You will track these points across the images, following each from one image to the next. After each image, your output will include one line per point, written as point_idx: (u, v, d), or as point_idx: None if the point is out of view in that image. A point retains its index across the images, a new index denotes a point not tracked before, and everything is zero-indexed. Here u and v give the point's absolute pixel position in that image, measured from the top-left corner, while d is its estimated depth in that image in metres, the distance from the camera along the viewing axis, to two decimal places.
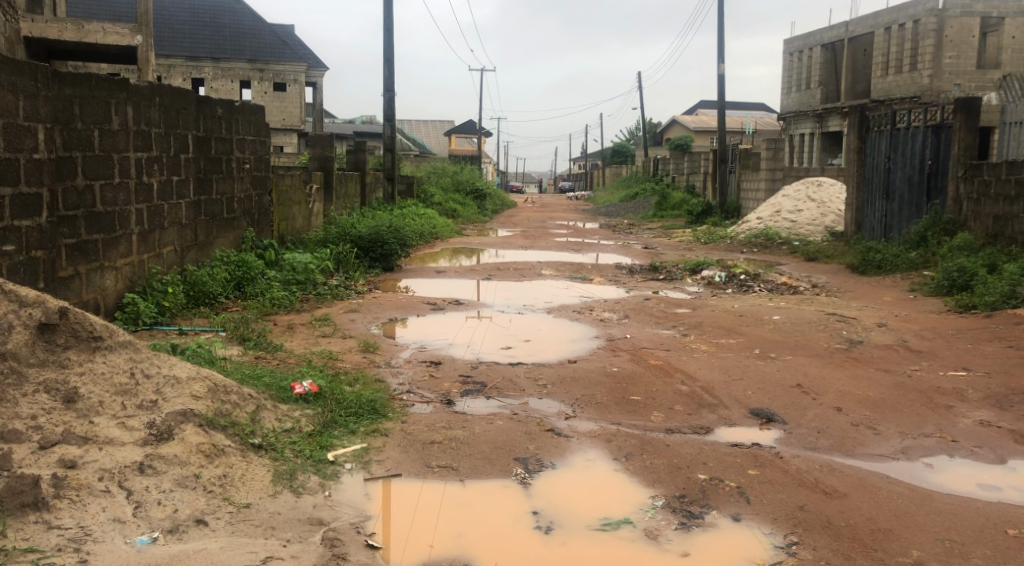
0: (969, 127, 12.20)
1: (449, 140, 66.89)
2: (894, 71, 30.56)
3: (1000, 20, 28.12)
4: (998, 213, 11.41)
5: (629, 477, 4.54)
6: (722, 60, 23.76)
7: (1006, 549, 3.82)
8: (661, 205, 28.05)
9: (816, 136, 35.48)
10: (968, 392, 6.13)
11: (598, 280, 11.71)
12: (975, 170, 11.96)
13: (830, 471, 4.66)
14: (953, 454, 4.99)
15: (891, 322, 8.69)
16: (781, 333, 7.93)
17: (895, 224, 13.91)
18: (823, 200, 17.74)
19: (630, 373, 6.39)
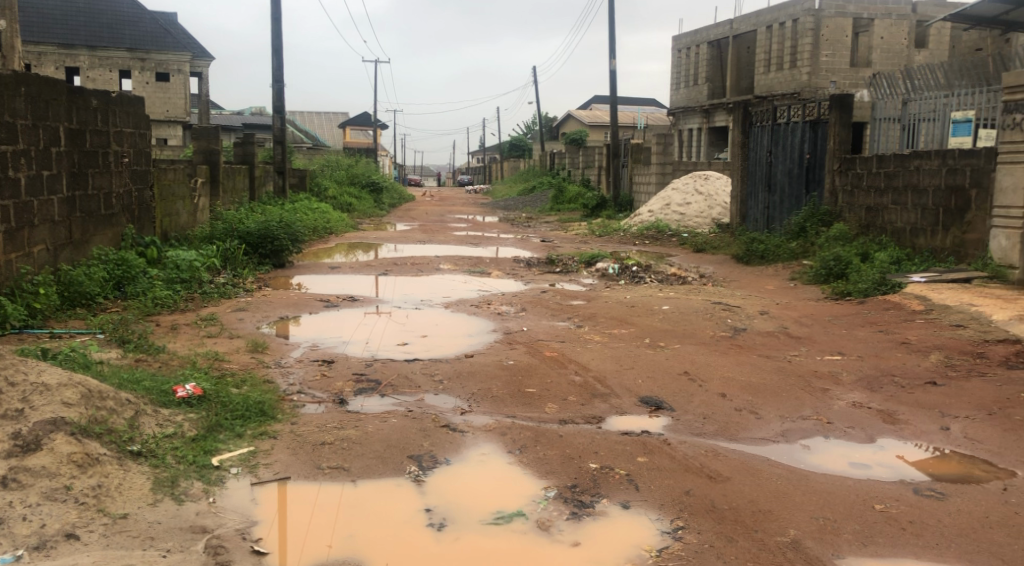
0: (843, 122, 12.72)
1: (343, 133, 65.81)
2: (775, 68, 31.77)
3: (870, 21, 29.64)
4: (870, 205, 12.03)
5: (523, 469, 4.57)
6: (612, 56, 24.20)
7: (874, 523, 4.04)
8: (556, 199, 28.36)
9: (704, 131, 36.56)
10: (842, 375, 6.46)
11: (495, 273, 11.76)
12: (848, 163, 12.54)
13: (714, 455, 4.81)
14: (828, 435, 5.24)
15: (773, 309, 9.06)
16: (671, 322, 8.15)
17: (777, 216, 14.50)
18: (710, 193, 18.34)
19: (525, 366, 6.45)
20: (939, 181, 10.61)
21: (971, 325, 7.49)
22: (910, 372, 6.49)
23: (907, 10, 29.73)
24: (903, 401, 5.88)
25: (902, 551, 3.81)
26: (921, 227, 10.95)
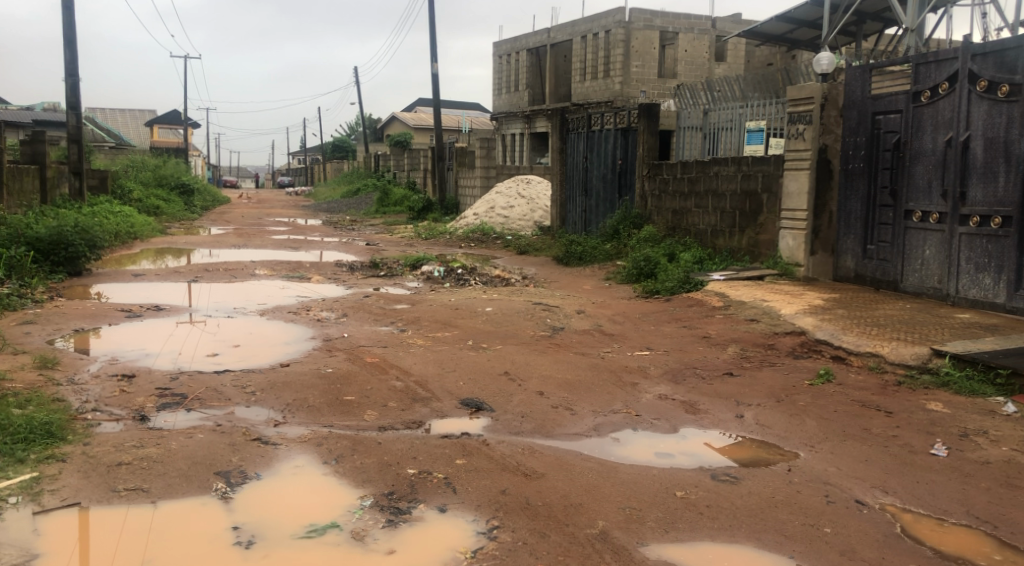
0: (651, 131, 13.36)
1: (151, 132, 62.16)
2: (589, 77, 32.89)
3: (674, 35, 31.35)
4: (675, 208, 12.72)
5: (339, 480, 4.48)
6: (433, 60, 24.28)
7: (675, 510, 4.26)
8: (381, 202, 28.08)
9: (526, 136, 37.37)
10: (650, 370, 6.78)
11: (315, 278, 11.47)
12: (656, 169, 13.21)
13: (531, 453, 4.92)
14: (637, 427, 5.48)
15: (589, 308, 9.39)
16: (492, 323, 8.27)
17: (594, 219, 15.06)
18: (532, 197, 18.83)
19: (344, 373, 6.33)
20: (735, 186, 11.37)
21: (764, 318, 8.08)
22: (711, 364, 6.92)
23: (707, 25, 31.68)
24: (704, 392, 6.25)
25: (700, 535, 4.04)
26: (721, 229, 11.71)
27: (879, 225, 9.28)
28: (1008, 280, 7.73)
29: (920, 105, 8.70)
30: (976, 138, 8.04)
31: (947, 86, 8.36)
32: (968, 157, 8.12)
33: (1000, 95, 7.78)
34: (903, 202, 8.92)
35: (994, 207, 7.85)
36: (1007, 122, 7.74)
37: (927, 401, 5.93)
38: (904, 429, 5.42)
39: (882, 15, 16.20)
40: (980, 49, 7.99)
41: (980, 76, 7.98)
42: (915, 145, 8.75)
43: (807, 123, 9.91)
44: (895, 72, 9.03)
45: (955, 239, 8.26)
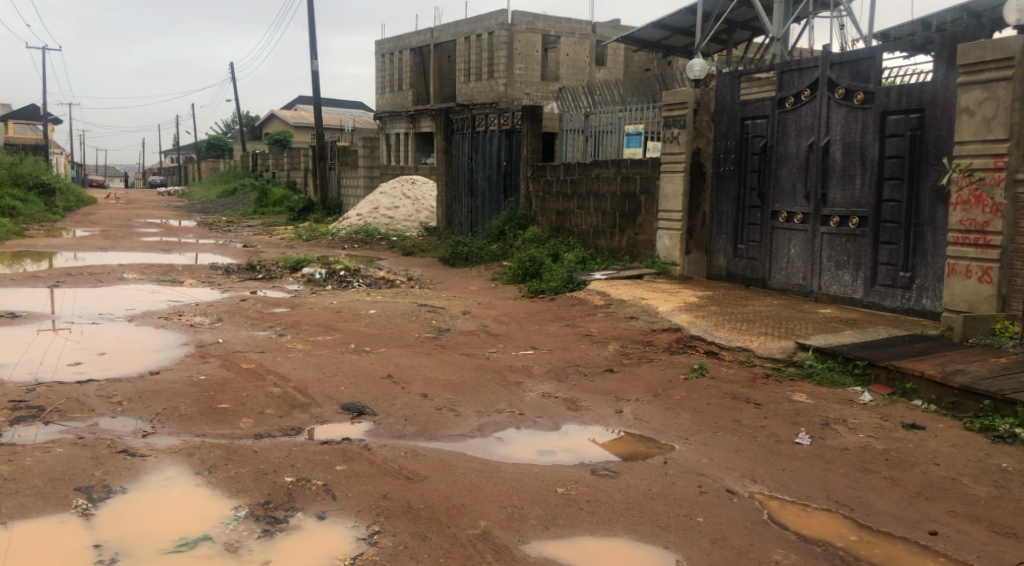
0: (534, 133, 13.50)
1: (8, 127, 58.39)
2: (473, 78, 32.92)
3: (556, 38, 31.79)
4: (558, 209, 12.91)
5: (212, 490, 4.33)
6: (313, 58, 23.78)
7: (555, 506, 4.32)
8: (260, 202, 27.28)
9: (410, 136, 37.08)
10: (534, 368, 6.85)
11: (189, 282, 11.03)
12: (540, 171, 13.37)
13: (413, 456, 4.89)
14: (520, 426, 5.53)
15: (474, 309, 9.40)
16: (375, 326, 8.17)
17: (480, 219, 15.11)
18: (418, 198, 18.78)
19: (218, 380, 6.11)
20: (616, 187, 11.63)
21: (643, 316, 8.29)
22: (592, 362, 7.06)
23: (588, 30, 32.26)
24: (585, 389, 6.37)
25: (579, 530, 4.11)
26: (602, 230, 11.95)
27: (749, 225, 9.69)
28: (865, 277, 8.20)
29: (785, 111, 9.14)
30: (835, 143, 8.50)
31: (809, 93, 8.81)
32: (828, 161, 8.57)
33: (856, 102, 8.25)
34: (770, 203, 9.34)
35: (851, 208, 8.31)
36: (862, 128, 8.21)
37: (793, 393, 6.23)
38: (771, 420, 5.68)
39: (751, 24, 16.98)
40: (837, 59, 8.46)
41: (838, 83, 8.44)
42: (781, 149, 9.19)
43: (682, 127, 10.26)
44: (762, 79, 9.45)
45: (818, 239, 8.72)
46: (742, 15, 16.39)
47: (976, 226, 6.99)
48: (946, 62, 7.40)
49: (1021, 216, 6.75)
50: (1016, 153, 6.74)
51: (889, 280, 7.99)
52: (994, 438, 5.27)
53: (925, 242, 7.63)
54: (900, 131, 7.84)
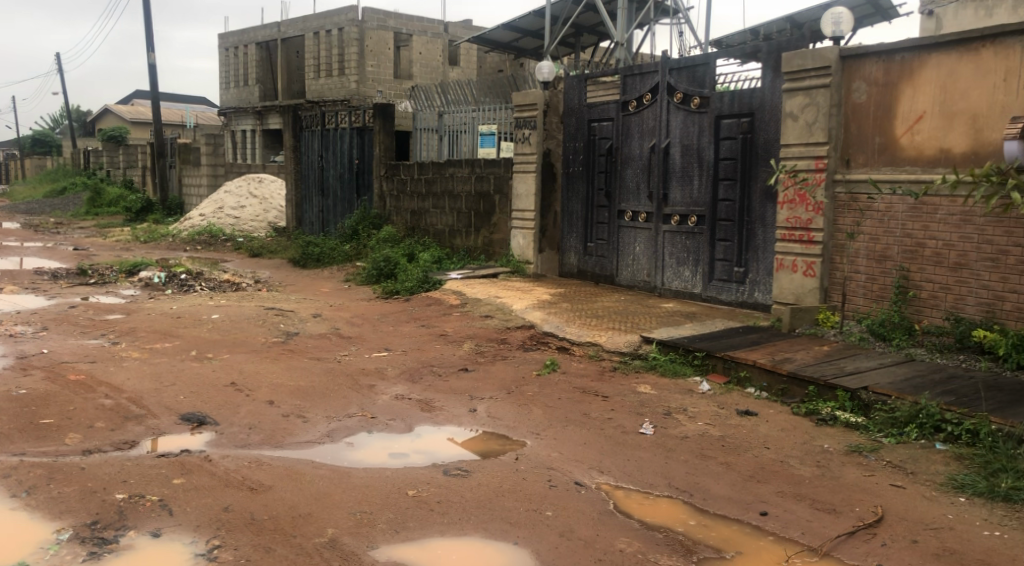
0: (386, 131, 13.35)
1: None
2: (323, 74, 32.20)
3: (408, 37, 31.59)
4: (413, 208, 12.84)
5: (30, 514, 4.04)
6: (149, 51, 22.59)
7: (406, 509, 4.29)
8: (92, 202, 25.61)
9: (257, 133, 35.90)
10: (387, 371, 6.78)
11: (9, 289, 10.23)
12: (393, 170, 13.24)
13: (258, 465, 4.73)
14: (371, 429, 5.45)
15: (325, 311, 9.21)
16: (219, 331, 7.85)
17: (332, 219, 14.82)
18: (265, 197, 18.24)
19: (41, 394, 5.70)
20: (469, 187, 11.68)
21: (497, 314, 8.37)
22: (446, 362, 7.05)
23: (440, 29, 32.25)
24: (438, 389, 6.36)
25: (430, 531, 4.10)
26: (457, 229, 11.97)
27: (597, 224, 9.97)
28: (703, 273, 8.61)
29: (629, 114, 9.46)
30: (675, 145, 8.87)
31: (650, 96, 9.16)
32: (668, 162, 8.94)
33: (693, 107, 8.64)
34: (616, 203, 9.65)
35: (690, 207, 8.70)
36: (699, 131, 8.61)
37: (639, 385, 6.46)
38: (618, 412, 5.86)
39: (596, 29, 17.48)
40: (675, 64, 8.82)
41: (676, 88, 8.81)
42: (625, 150, 9.50)
43: (532, 128, 10.44)
44: (607, 83, 9.73)
45: (660, 237, 9.07)
46: (588, 20, 16.85)
47: (800, 224, 7.46)
48: (772, 70, 7.86)
49: (839, 213, 7.25)
50: (834, 155, 7.24)
51: (725, 275, 8.41)
52: (818, 421, 5.64)
53: (757, 240, 8.08)
54: (733, 134, 8.27)
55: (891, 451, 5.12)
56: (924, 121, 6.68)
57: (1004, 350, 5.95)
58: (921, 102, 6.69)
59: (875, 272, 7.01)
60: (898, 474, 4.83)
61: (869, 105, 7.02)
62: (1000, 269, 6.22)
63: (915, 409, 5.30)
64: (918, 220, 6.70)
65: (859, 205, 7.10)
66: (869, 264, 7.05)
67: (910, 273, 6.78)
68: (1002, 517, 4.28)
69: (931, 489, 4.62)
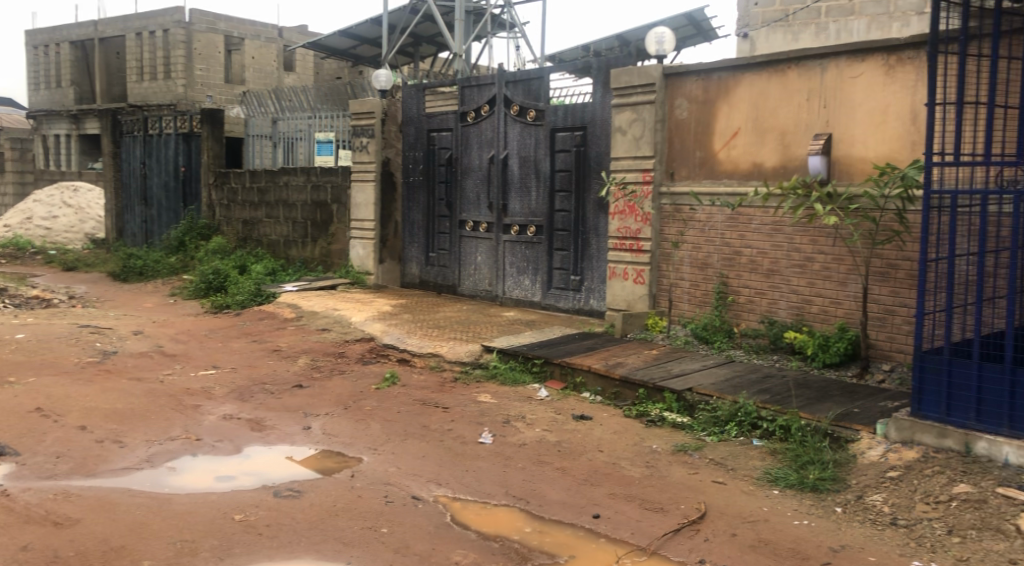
0: (215, 138, 12.82)
1: None
2: (147, 77, 30.51)
3: (240, 41, 30.34)
4: (245, 218, 12.39)
5: None
6: None
7: (231, 534, 4.11)
8: None
9: (73, 138, 33.57)
10: (214, 390, 6.48)
11: None
12: (223, 178, 12.74)
13: (66, 497, 4.40)
14: (196, 452, 5.19)
15: (147, 328, 8.70)
16: (24, 353, 7.25)
17: (156, 229, 14.06)
18: (81, 207, 17.08)
19: None
20: (305, 196, 11.40)
21: (334, 327, 8.19)
22: (279, 378, 6.82)
23: (274, 34, 31.26)
24: (270, 407, 6.14)
25: (256, 557, 3.93)
26: (293, 239, 11.64)
27: (438, 234, 9.97)
28: (542, 281, 8.77)
29: (467, 125, 9.52)
30: (512, 157, 9.01)
31: (487, 108, 9.26)
32: (507, 173, 9.07)
33: (529, 119, 8.81)
34: (457, 213, 9.68)
35: (529, 217, 8.86)
36: (536, 143, 8.78)
37: (478, 394, 6.49)
38: (456, 423, 5.86)
39: (434, 40, 17.51)
40: (511, 77, 8.97)
41: (512, 100, 8.96)
42: (464, 160, 9.56)
43: (370, 136, 10.33)
44: (445, 93, 9.77)
45: (500, 247, 9.18)
46: (426, 30, 16.85)
47: (630, 233, 7.78)
48: (602, 85, 8.12)
49: (665, 223, 7.59)
50: (660, 168, 7.59)
51: (563, 283, 8.61)
52: (648, 423, 5.86)
53: (591, 248, 8.31)
54: (567, 147, 8.48)
55: (714, 449, 5.39)
56: (740, 136, 7.08)
57: (812, 350, 6.39)
58: (736, 119, 7.09)
59: (699, 279, 7.37)
60: (720, 471, 5.09)
61: (691, 120, 7.40)
62: (807, 275, 6.67)
63: (734, 408, 5.61)
64: (735, 229, 7.08)
65: (683, 215, 7.45)
66: (693, 271, 7.41)
67: (730, 280, 7.17)
68: (810, 506, 4.58)
69: (749, 483, 4.90)
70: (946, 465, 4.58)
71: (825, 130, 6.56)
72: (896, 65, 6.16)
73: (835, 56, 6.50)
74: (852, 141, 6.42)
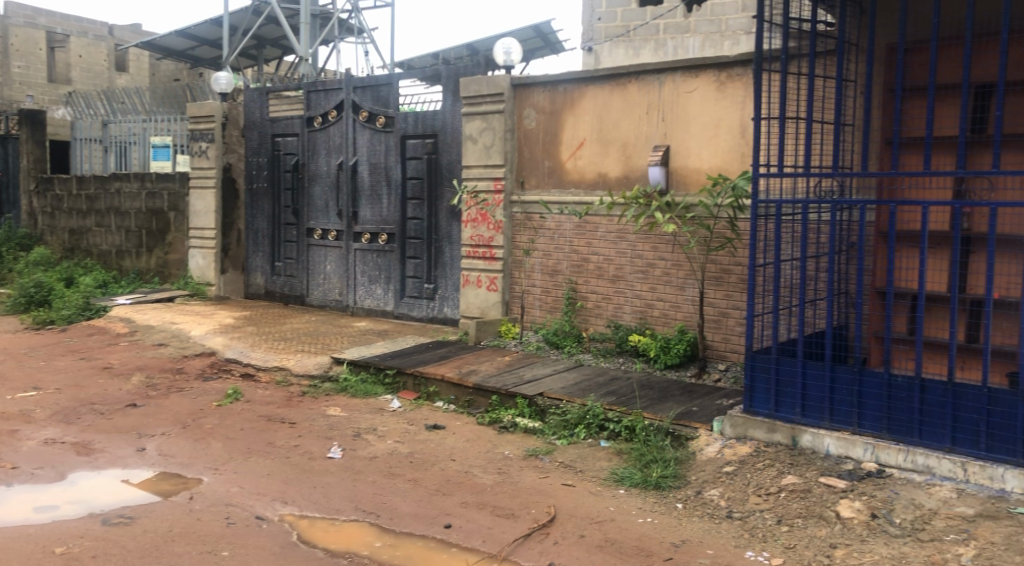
0: (36, 141, 11.96)
1: None
2: None
3: None
4: (72, 227, 11.63)
5: None
6: None
7: None
8: None
9: None
10: (35, 413, 6.02)
11: None
12: (46, 184, 11.92)
13: None
14: (12, 482, 4.80)
15: None
16: None
17: None
18: None
19: None
20: (139, 204, 10.81)
21: (172, 342, 7.80)
22: (110, 398, 6.42)
23: None
24: (99, 429, 5.77)
25: None
26: (126, 249, 11.01)
27: (284, 242, 9.69)
28: (394, 290, 8.69)
29: (313, 131, 9.32)
30: (362, 163, 8.89)
31: (335, 113, 9.09)
32: (357, 180, 8.94)
33: (378, 126, 8.72)
34: (304, 221, 9.45)
35: (380, 225, 8.76)
36: (385, 150, 8.69)
37: (327, 408, 6.34)
38: (304, 438, 5.71)
39: (279, 42, 17.08)
40: (359, 83, 8.84)
41: (360, 106, 8.84)
42: (311, 167, 9.35)
43: (210, 141, 9.92)
44: (291, 98, 9.52)
45: (351, 255, 9.02)
46: (270, 33, 16.44)
47: (483, 241, 7.84)
48: (452, 94, 8.14)
49: (516, 231, 7.71)
50: (510, 177, 7.71)
51: (415, 291, 8.55)
52: (500, 429, 5.91)
53: (444, 257, 8.29)
54: (418, 154, 8.44)
55: (563, 452, 5.50)
56: (585, 147, 7.28)
57: (654, 352, 6.63)
58: (581, 130, 7.28)
59: (549, 286, 7.52)
60: (569, 473, 5.19)
61: (539, 130, 7.55)
62: (649, 280, 6.93)
63: (583, 411, 5.74)
64: (583, 237, 7.27)
65: (533, 224, 7.58)
66: (543, 278, 7.54)
67: (579, 286, 7.34)
68: (653, 504, 4.75)
69: (596, 484, 5.02)
70: (776, 459, 4.86)
71: (663, 142, 6.84)
72: (727, 81, 6.48)
73: (671, 72, 6.77)
74: (688, 152, 6.72)
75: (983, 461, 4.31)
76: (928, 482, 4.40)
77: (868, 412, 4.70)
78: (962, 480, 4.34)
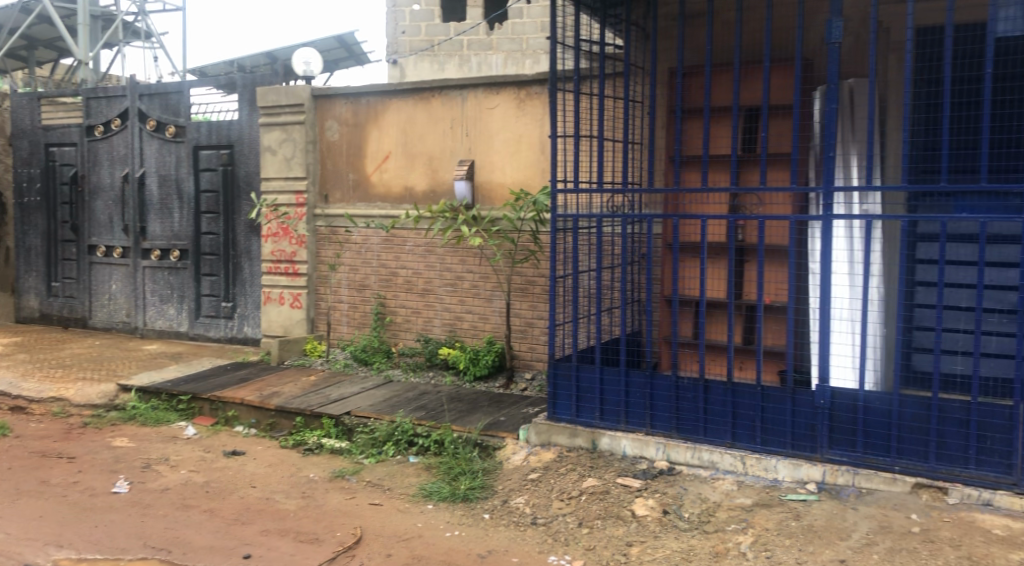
0: None
1: None
2: None
3: None
4: None
5: None
6: None
7: None
8: None
9: None
10: None
11: None
12: None
13: None
14: None
15: None
16: None
17: None
18: None
19: None
20: None
21: None
22: None
23: None
24: None
25: None
26: None
27: (62, 260, 8.95)
28: (188, 310, 8.24)
29: (94, 140, 8.68)
30: (150, 175, 8.38)
31: (119, 122, 8.51)
32: (145, 193, 8.42)
33: (167, 136, 8.25)
34: (85, 237, 8.78)
35: (171, 241, 8.28)
36: (176, 162, 8.23)
37: (113, 439, 5.90)
38: (85, 473, 5.28)
39: (53, 44, 15.84)
40: (146, 90, 8.32)
41: (147, 115, 8.33)
42: (93, 179, 8.71)
43: None
44: (67, 104, 8.81)
45: (139, 273, 8.47)
46: (43, 33, 15.19)
47: (285, 256, 7.60)
48: (248, 103, 7.83)
49: (321, 246, 7.54)
50: (313, 191, 7.54)
51: (212, 310, 8.15)
52: (305, 451, 5.73)
53: (243, 273, 7.95)
54: (212, 165, 8.06)
55: (371, 470, 5.41)
56: (390, 160, 7.24)
57: (463, 365, 6.68)
58: (386, 143, 7.24)
59: (356, 301, 7.41)
60: (377, 492, 5.11)
61: (341, 142, 7.44)
62: (457, 293, 6.98)
63: (391, 428, 5.67)
64: (390, 251, 7.22)
65: (338, 238, 7.45)
66: (350, 293, 7.42)
67: (387, 300, 7.28)
68: (460, 517, 4.76)
69: (404, 501, 4.98)
70: (577, 463, 5.03)
71: (467, 157, 6.94)
72: (526, 98, 6.65)
73: (473, 88, 6.86)
74: (491, 168, 6.84)
75: (759, 454, 4.67)
76: (712, 476, 4.71)
77: (659, 413, 4.97)
78: (742, 473, 4.67)
